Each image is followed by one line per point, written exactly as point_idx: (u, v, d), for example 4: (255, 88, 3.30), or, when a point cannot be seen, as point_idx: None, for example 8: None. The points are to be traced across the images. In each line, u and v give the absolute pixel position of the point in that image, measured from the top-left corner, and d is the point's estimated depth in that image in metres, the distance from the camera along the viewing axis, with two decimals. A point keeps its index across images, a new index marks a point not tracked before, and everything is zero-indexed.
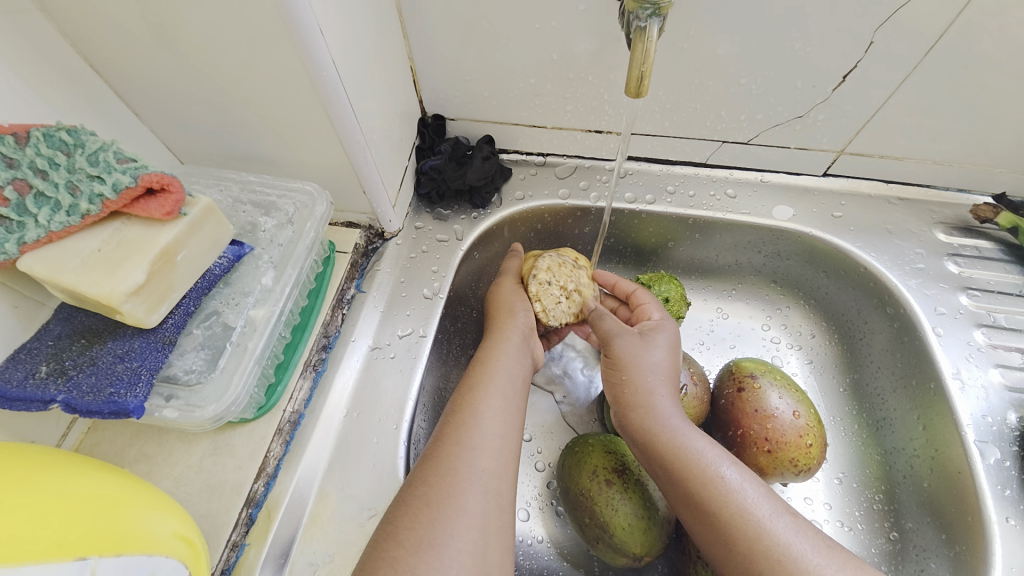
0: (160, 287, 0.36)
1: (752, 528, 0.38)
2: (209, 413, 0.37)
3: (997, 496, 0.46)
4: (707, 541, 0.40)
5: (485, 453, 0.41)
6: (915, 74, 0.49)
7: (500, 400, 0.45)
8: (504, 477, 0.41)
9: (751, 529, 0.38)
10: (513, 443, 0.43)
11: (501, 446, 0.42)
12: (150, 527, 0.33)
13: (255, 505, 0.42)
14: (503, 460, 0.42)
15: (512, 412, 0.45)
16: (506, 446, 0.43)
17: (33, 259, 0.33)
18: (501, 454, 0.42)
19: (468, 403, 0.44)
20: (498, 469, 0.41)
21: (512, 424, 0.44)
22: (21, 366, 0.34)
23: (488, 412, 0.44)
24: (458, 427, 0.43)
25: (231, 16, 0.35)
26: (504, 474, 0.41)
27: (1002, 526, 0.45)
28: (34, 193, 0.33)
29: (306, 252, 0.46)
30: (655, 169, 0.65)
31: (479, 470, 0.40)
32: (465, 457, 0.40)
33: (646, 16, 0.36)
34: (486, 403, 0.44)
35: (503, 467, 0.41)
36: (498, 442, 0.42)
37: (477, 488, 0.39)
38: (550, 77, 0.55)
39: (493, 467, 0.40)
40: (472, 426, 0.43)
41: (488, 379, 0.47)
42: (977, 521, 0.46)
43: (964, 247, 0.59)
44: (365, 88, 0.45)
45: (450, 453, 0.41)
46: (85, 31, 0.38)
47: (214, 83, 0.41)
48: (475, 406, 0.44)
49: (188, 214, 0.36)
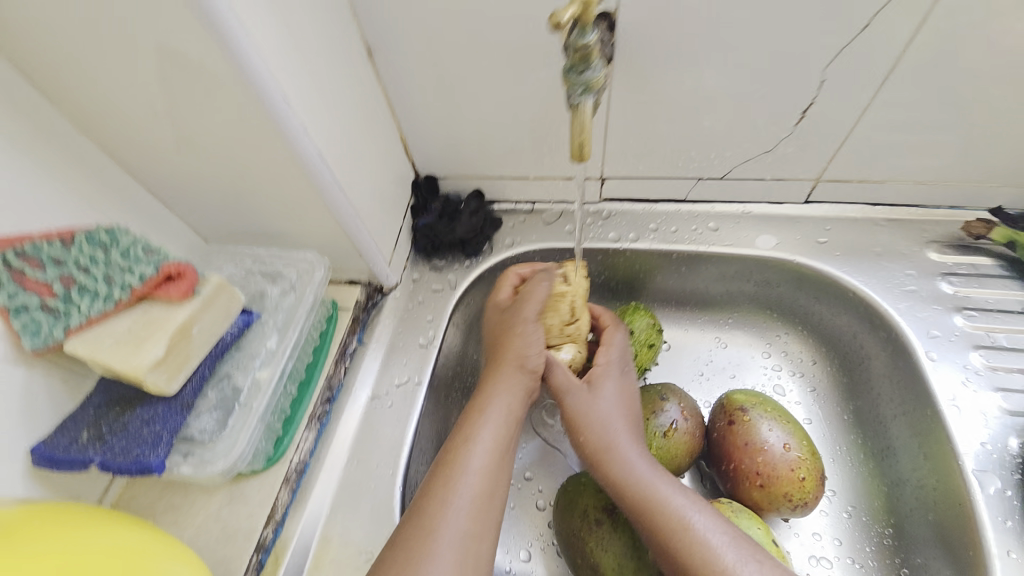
0: (179, 358, 0.41)
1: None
2: (219, 468, 0.43)
3: (999, 529, 0.45)
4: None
5: (467, 515, 0.41)
6: (876, 101, 0.51)
7: (480, 453, 0.44)
8: (484, 533, 0.42)
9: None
10: (500, 498, 0.44)
11: (484, 506, 0.43)
12: (166, 573, 0.37)
13: (264, 550, 0.46)
14: (487, 521, 0.42)
15: (498, 470, 0.45)
16: (492, 503, 0.43)
17: (77, 341, 0.39)
18: (487, 508, 0.43)
19: (458, 457, 0.44)
20: (478, 530, 0.41)
21: (494, 478, 0.44)
22: (66, 434, 0.41)
23: (467, 466, 0.44)
24: (443, 483, 0.43)
25: (235, 125, 0.42)
26: (485, 535, 0.42)
27: (1005, 560, 0.44)
28: (78, 286, 0.40)
29: (306, 315, 0.52)
30: (637, 208, 0.67)
31: (457, 533, 0.40)
32: (446, 517, 0.41)
33: (578, 94, 0.39)
34: (467, 458, 0.44)
35: (487, 528, 0.42)
36: (482, 501, 0.43)
37: (454, 551, 0.39)
38: (525, 136, 0.60)
39: (473, 528, 0.41)
40: (458, 483, 0.43)
41: (472, 431, 0.46)
42: (981, 556, 0.45)
43: (959, 265, 0.58)
44: (352, 166, 0.51)
45: (434, 513, 0.41)
46: (122, 145, 0.46)
47: (225, 175, 0.48)
48: (464, 463, 0.44)
49: (200, 293, 0.43)
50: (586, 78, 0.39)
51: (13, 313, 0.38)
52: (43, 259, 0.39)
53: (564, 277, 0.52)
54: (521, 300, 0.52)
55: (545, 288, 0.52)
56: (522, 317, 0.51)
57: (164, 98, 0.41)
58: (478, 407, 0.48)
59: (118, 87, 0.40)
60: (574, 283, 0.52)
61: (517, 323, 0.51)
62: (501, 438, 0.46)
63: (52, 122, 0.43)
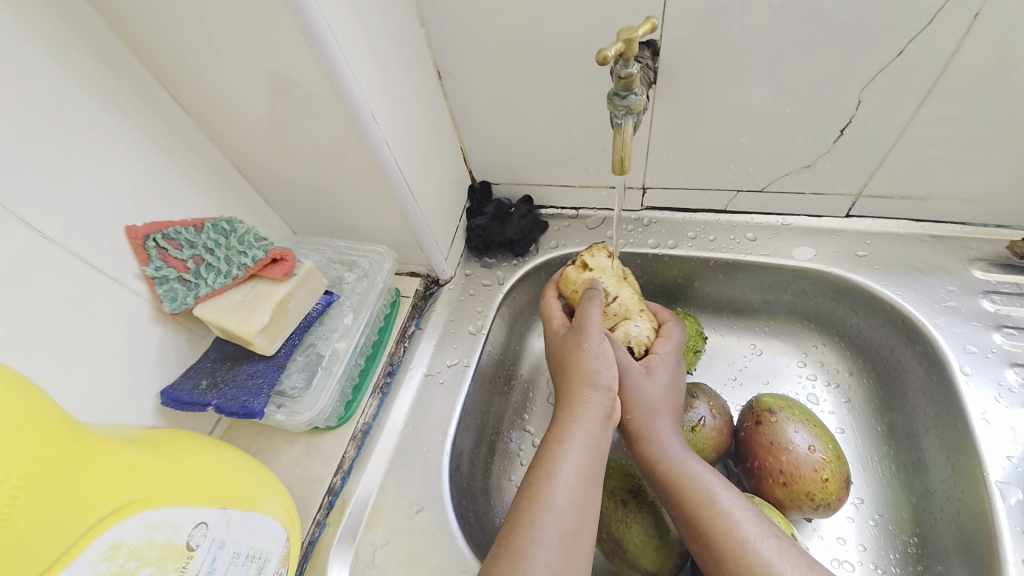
0: (278, 326, 0.51)
1: (754, 567, 0.41)
2: (305, 418, 0.52)
3: (1016, 538, 0.46)
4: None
5: (553, 553, 0.41)
6: (915, 120, 0.53)
7: (563, 485, 0.44)
8: (575, 569, 0.42)
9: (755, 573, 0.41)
10: (586, 537, 0.44)
11: (571, 541, 0.42)
12: (265, 497, 0.44)
13: (333, 493, 0.55)
14: (574, 558, 0.42)
15: (582, 504, 0.44)
16: (578, 540, 0.43)
17: (203, 307, 0.50)
18: (573, 542, 0.43)
19: (539, 491, 0.44)
20: (566, 565, 0.41)
21: (579, 512, 0.44)
22: (189, 380, 0.51)
23: (550, 499, 0.44)
24: (529, 514, 0.43)
25: (332, 137, 0.51)
26: (573, 572, 0.41)
27: (1021, 571, 0.45)
28: (206, 263, 0.50)
29: (376, 299, 0.60)
30: (677, 217, 0.71)
31: (545, 567, 0.40)
32: (534, 550, 0.41)
33: (621, 115, 0.45)
34: (550, 489, 0.44)
35: (575, 568, 0.42)
36: (568, 536, 0.42)
37: None
38: (573, 148, 0.66)
39: (562, 565, 0.41)
40: (543, 516, 0.43)
41: (555, 463, 0.46)
42: (994, 562, 0.47)
43: (1004, 284, 0.59)
44: (421, 172, 0.59)
45: (522, 545, 0.41)
46: (242, 151, 0.56)
47: (318, 178, 0.57)
48: (545, 497, 0.44)
49: (297, 274, 0.52)
50: (628, 102, 0.44)
51: (157, 283, 0.48)
52: (182, 242, 0.50)
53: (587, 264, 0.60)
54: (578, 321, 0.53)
55: (594, 301, 0.53)
56: (583, 336, 0.52)
57: (277, 115, 0.50)
58: (557, 439, 0.48)
59: (244, 105, 0.50)
60: (597, 264, 0.60)
61: (580, 343, 0.52)
62: (583, 470, 0.46)
63: (192, 132, 0.53)
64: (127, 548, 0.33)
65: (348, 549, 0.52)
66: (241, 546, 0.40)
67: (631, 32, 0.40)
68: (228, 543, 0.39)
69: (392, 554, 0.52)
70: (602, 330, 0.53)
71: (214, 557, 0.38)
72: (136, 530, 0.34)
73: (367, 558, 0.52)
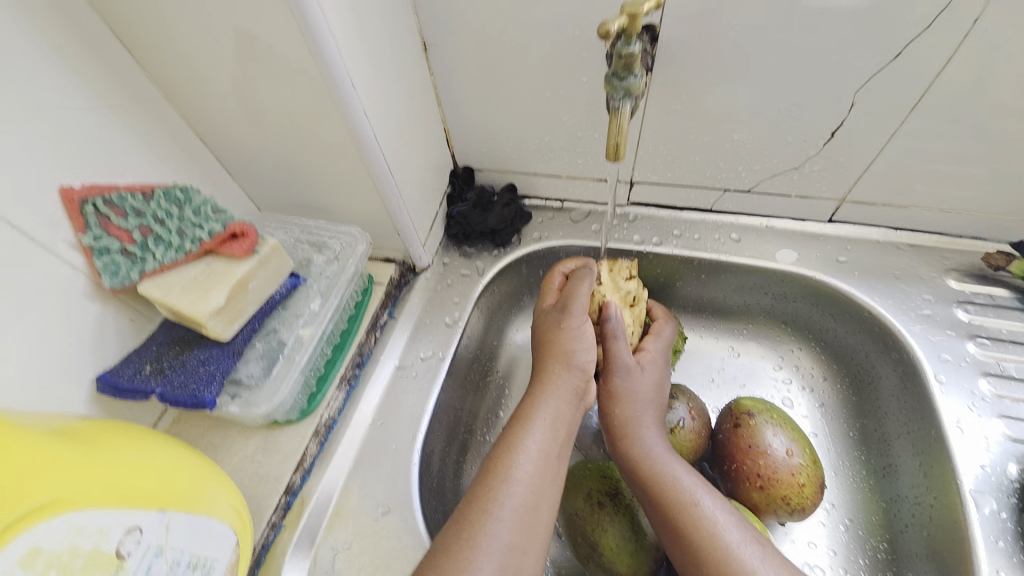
0: (235, 308, 0.46)
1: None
2: (262, 411, 0.47)
3: (990, 548, 0.47)
4: None
5: (509, 526, 0.39)
6: (905, 128, 0.53)
7: (526, 460, 0.42)
8: (529, 542, 0.40)
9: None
10: (545, 512, 0.42)
11: (530, 518, 0.40)
12: (213, 495, 0.40)
13: (292, 493, 0.50)
14: (531, 534, 0.40)
15: (545, 480, 0.43)
16: (537, 515, 0.41)
17: (150, 284, 0.45)
18: (532, 519, 0.40)
19: (502, 464, 0.42)
20: (522, 543, 0.39)
21: (541, 491, 0.42)
22: (131, 365, 0.46)
23: (512, 473, 0.41)
24: (488, 489, 0.41)
25: (303, 104, 0.47)
26: (528, 549, 0.39)
27: None
28: (154, 236, 0.45)
29: (347, 283, 0.57)
30: (663, 215, 0.70)
31: (500, 544, 0.38)
32: (487, 526, 0.39)
33: (618, 98, 0.44)
34: (512, 462, 0.42)
35: (529, 543, 0.40)
36: (529, 511, 0.40)
37: (495, 564, 0.37)
38: (561, 136, 0.63)
39: (516, 541, 0.39)
40: (502, 490, 0.41)
41: (522, 437, 0.44)
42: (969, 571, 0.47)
43: (976, 294, 0.60)
44: (401, 151, 0.55)
45: (475, 521, 0.39)
46: (200, 115, 0.51)
47: (287, 149, 0.53)
48: (509, 470, 0.42)
49: (259, 252, 0.47)
50: (628, 84, 0.43)
51: (96, 254, 0.43)
52: (126, 210, 0.45)
53: (600, 278, 0.56)
54: (563, 300, 0.53)
55: (586, 283, 0.53)
56: (564, 315, 0.51)
57: (241, 73, 0.45)
58: (526, 414, 0.46)
59: (202, 60, 0.45)
60: (609, 281, 0.57)
61: (559, 321, 0.52)
62: (549, 447, 0.44)
63: (142, 89, 0.48)
64: (47, 555, 0.28)
65: (305, 555, 0.48)
66: (182, 552, 0.36)
67: (636, 7, 0.39)
68: (166, 549, 0.35)
69: (354, 559, 0.48)
70: (586, 313, 0.52)
71: (149, 566, 0.34)
72: (58, 534, 0.29)
73: (327, 563, 0.48)
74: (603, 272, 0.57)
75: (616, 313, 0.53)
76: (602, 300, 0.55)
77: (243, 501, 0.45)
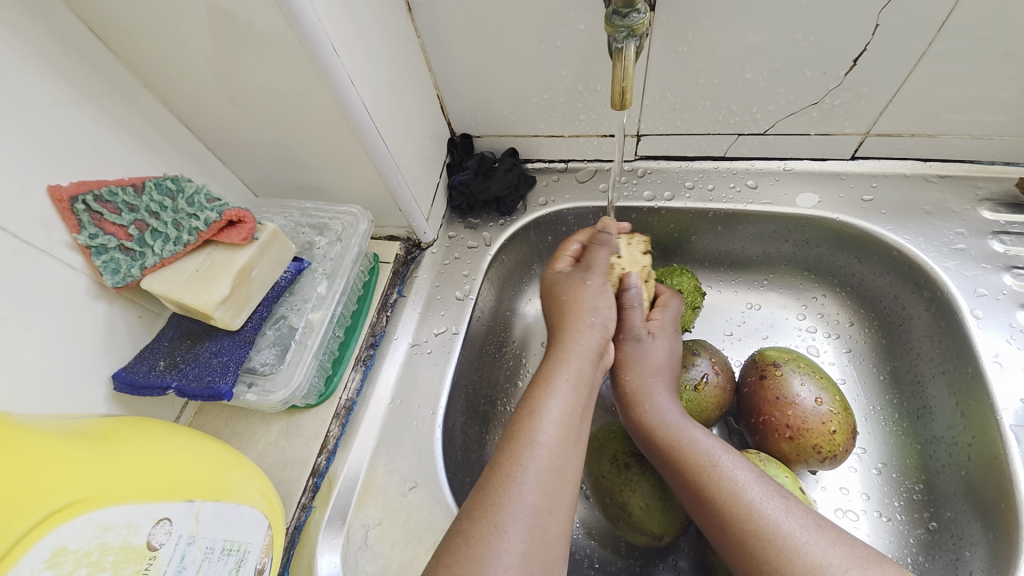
0: (241, 297, 0.45)
1: (760, 528, 0.38)
2: (280, 397, 0.47)
3: None
4: (718, 541, 0.41)
5: (534, 489, 0.38)
6: (933, 48, 0.48)
7: (549, 426, 0.41)
8: (556, 504, 0.38)
9: (761, 535, 0.38)
10: (570, 473, 0.41)
11: (555, 481, 0.39)
12: (238, 483, 0.40)
13: (319, 475, 0.51)
14: (557, 495, 0.39)
15: (566, 443, 0.41)
16: (561, 478, 0.40)
17: (152, 279, 0.44)
18: (557, 481, 0.39)
19: (524, 429, 0.41)
20: (549, 505, 0.38)
21: (565, 454, 0.41)
22: (145, 362, 0.46)
23: (534, 437, 0.40)
24: (512, 453, 0.40)
25: (284, 79, 0.44)
26: (556, 509, 0.38)
27: None
28: (150, 229, 0.44)
29: (352, 264, 0.55)
30: (673, 166, 0.67)
31: (525, 507, 0.37)
32: (512, 491, 0.37)
33: (621, 38, 0.41)
34: (535, 427, 0.41)
35: (557, 504, 0.39)
36: (553, 473, 0.39)
37: (521, 525, 0.36)
38: (561, 91, 0.60)
39: (541, 503, 0.38)
40: (524, 455, 0.39)
41: (544, 400, 0.43)
42: (1011, 507, 0.46)
43: (1012, 224, 0.57)
44: (394, 120, 0.52)
45: (500, 486, 0.38)
46: (183, 102, 0.49)
47: (277, 129, 0.50)
48: (531, 434, 0.41)
49: (259, 238, 0.46)
50: (630, 22, 0.40)
51: (94, 253, 0.42)
52: (119, 205, 0.43)
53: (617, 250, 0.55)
54: (584, 264, 0.54)
55: (604, 249, 0.54)
56: (587, 274, 0.52)
57: (219, 51, 0.43)
58: (545, 376, 0.45)
59: (176, 39, 0.42)
60: (627, 254, 0.56)
61: (583, 280, 0.52)
62: (570, 410, 0.43)
63: (119, 77, 0.45)
64: (74, 554, 0.28)
65: (338, 532, 0.48)
66: (215, 539, 0.36)
67: None
68: (198, 538, 0.35)
69: (387, 534, 0.49)
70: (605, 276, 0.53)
71: (183, 555, 0.34)
72: (83, 534, 0.29)
73: (360, 540, 0.48)
74: (621, 244, 0.56)
75: (636, 284, 0.53)
76: (621, 273, 0.54)
77: (274, 493, 0.45)
